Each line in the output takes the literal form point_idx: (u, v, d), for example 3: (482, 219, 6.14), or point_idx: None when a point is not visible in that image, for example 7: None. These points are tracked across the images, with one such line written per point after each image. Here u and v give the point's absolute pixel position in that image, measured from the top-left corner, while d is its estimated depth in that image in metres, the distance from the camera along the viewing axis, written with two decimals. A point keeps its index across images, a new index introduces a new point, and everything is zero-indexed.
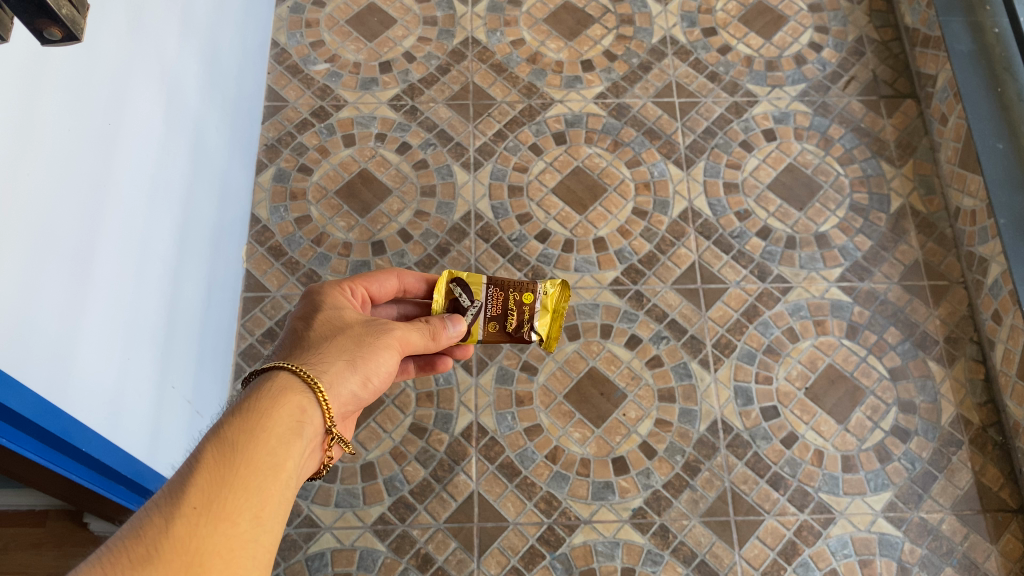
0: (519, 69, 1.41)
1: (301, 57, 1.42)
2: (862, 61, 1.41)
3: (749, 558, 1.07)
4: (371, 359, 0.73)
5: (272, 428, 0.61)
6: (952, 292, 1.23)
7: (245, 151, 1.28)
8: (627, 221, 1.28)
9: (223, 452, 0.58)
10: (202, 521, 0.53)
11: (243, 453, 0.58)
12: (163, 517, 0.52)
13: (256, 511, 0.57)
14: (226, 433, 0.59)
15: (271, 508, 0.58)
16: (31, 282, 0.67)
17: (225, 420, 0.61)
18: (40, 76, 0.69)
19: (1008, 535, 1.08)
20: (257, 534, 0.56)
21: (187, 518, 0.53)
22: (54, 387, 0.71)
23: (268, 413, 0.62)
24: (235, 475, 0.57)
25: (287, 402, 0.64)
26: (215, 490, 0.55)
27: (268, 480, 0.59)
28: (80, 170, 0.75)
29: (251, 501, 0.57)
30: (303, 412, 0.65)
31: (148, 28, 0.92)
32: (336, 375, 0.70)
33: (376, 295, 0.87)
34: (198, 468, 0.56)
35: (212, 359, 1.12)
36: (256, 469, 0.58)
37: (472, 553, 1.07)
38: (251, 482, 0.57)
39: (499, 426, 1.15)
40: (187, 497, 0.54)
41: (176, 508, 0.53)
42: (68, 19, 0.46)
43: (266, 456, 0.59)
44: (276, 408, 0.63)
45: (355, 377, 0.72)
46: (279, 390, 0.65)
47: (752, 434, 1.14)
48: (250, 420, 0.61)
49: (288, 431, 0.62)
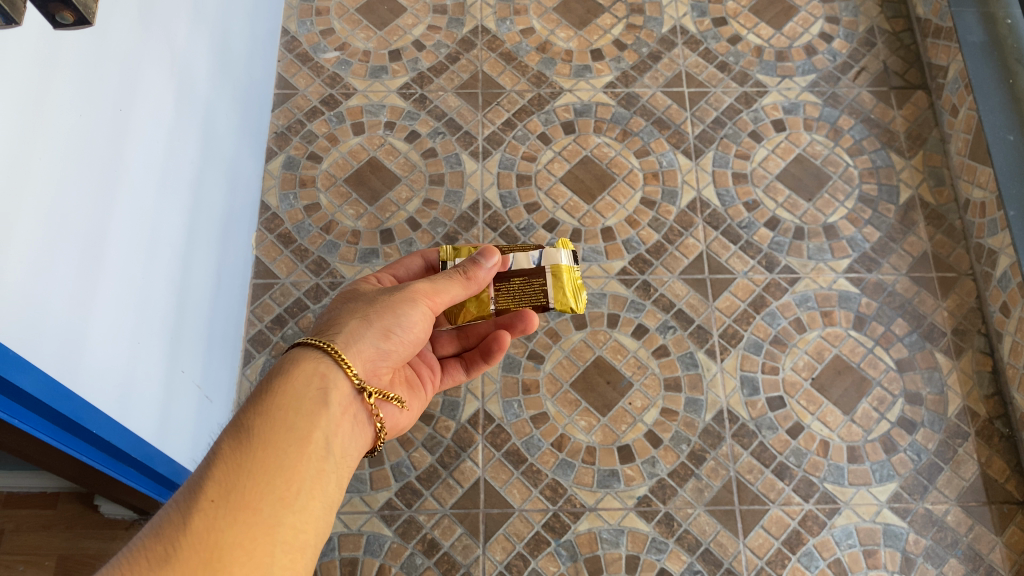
0: (528, 58, 1.41)
1: (312, 45, 1.42)
2: (872, 52, 1.41)
3: (754, 547, 1.08)
4: (389, 311, 0.75)
5: (291, 403, 0.64)
6: (961, 284, 1.23)
7: (255, 138, 1.29)
8: (635, 211, 1.28)
9: (239, 440, 0.60)
10: (220, 513, 0.55)
11: (260, 435, 0.61)
12: (182, 513, 0.55)
13: (279, 495, 0.59)
14: (243, 419, 0.62)
15: (295, 488, 0.60)
16: (42, 264, 0.68)
17: (245, 404, 0.64)
18: (52, 61, 0.69)
19: (1013, 527, 1.08)
20: (283, 516, 0.58)
21: (205, 512, 0.55)
22: (66, 368, 0.72)
23: (286, 388, 0.65)
24: (252, 461, 0.59)
25: (303, 372, 0.67)
26: (233, 479, 0.57)
27: (289, 458, 0.61)
28: (91, 154, 0.76)
29: (273, 485, 0.59)
30: (324, 376, 0.68)
31: (160, 16, 0.93)
32: (352, 332, 0.73)
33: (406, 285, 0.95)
34: (214, 460, 0.58)
35: (222, 343, 1.13)
36: (274, 451, 0.60)
37: (478, 539, 1.08)
38: (271, 464, 0.60)
39: (505, 414, 1.16)
40: (203, 492, 0.56)
41: (192, 504, 0.55)
42: (80, 4, 0.46)
43: (286, 433, 0.62)
44: (292, 382, 0.66)
45: (374, 331, 0.74)
46: (295, 363, 0.68)
47: (757, 424, 1.15)
48: (268, 398, 0.63)
49: (310, 402, 0.65)
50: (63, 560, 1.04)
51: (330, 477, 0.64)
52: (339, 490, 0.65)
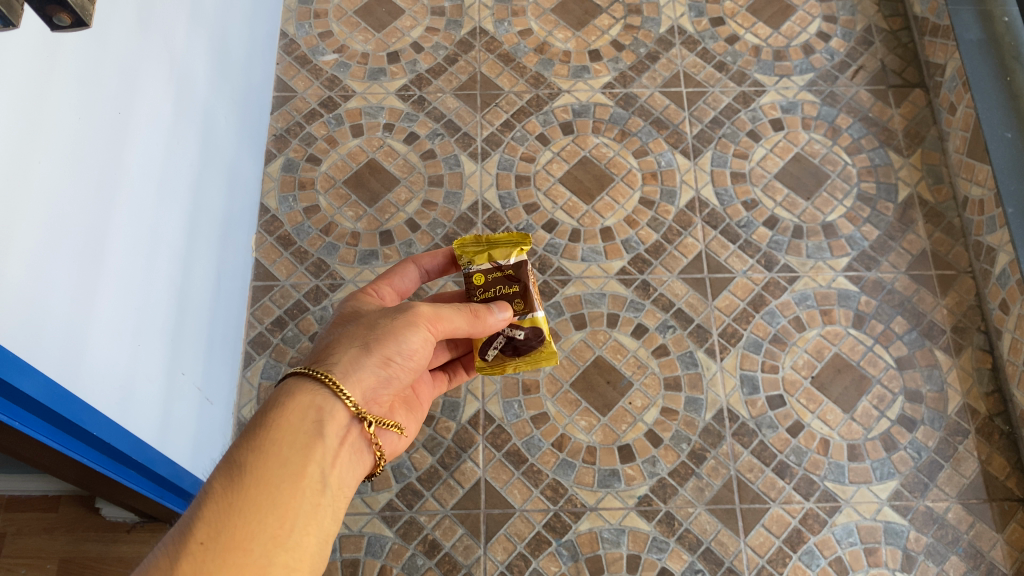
0: (526, 59, 1.41)
1: (310, 48, 1.42)
2: (870, 51, 1.41)
3: (755, 546, 1.08)
4: (389, 338, 0.75)
5: (284, 438, 0.64)
6: (960, 282, 1.23)
7: (254, 141, 1.30)
8: (634, 211, 1.28)
9: (231, 478, 0.60)
10: (209, 555, 0.56)
11: (252, 473, 0.61)
12: (170, 557, 0.55)
13: (271, 533, 0.60)
14: (235, 456, 0.62)
15: (287, 526, 0.61)
16: (42, 264, 0.68)
17: (238, 440, 0.64)
18: (51, 63, 0.70)
19: (1014, 524, 1.08)
20: (275, 556, 0.59)
21: (193, 555, 0.56)
22: (67, 370, 0.72)
23: (281, 423, 0.65)
24: (243, 501, 0.59)
25: (298, 405, 0.67)
26: (223, 521, 0.58)
27: (282, 495, 0.61)
28: (91, 158, 0.76)
29: (265, 524, 0.60)
30: (320, 409, 0.68)
31: (158, 19, 0.93)
32: (349, 363, 0.72)
33: (403, 291, 0.91)
34: (205, 500, 0.59)
35: (223, 346, 1.13)
36: (266, 488, 0.61)
37: (478, 540, 1.08)
38: (263, 502, 0.60)
39: (505, 414, 1.16)
40: (192, 534, 0.56)
41: (182, 547, 0.56)
42: (77, 5, 0.46)
43: (279, 469, 0.62)
44: (287, 414, 0.66)
45: (374, 359, 0.74)
46: (290, 395, 0.68)
47: (757, 422, 1.15)
48: (262, 434, 0.64)
49: (305, 435, 0.65)
50: (66, 564, 1.04)
51: (325, 510, 0.64)
52: (336, 521, 0.66)
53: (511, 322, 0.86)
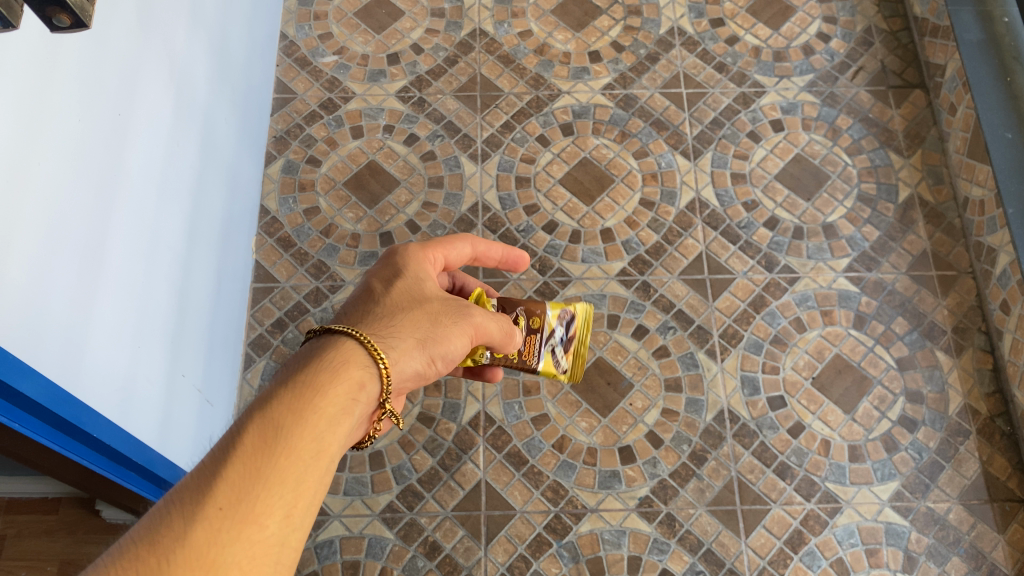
0: (526, 60, 1.41)
1: (310, 50, 1.42)
2: (870, 52, 1.41)
3: (756, 547, 1.07)
4: (442, 340, 0.71)
5: (323, 408, 0.58)
6: (960, 282, 1.23)
7: (254, 143, 1.30)
8: (634, 212, 1.28)
9: (262, 439, 0.55)
10: (225, 525, 0.50)
11: (285, 440, 0.55)
12: (185, 518, 0.49)
13: (289, 513, 0.53)
14: (270, 415, 0.56)
15: (307, 507, 0.55)
16: (42, 267, 0.68)
17: (275, 395, 0.58)
18: (51, 64, 0.70)
19: (1015, 524, 1.08)
20: (288, 540, 0.53)
21: (209, 521, 0.50)
22: (67, 372, 0.72)
23: (324, 391, 0.59)
24: (270, 469, 0.54)
25: (347, 376, 0.62)
26: (247, 488, 0.52)
27: (309, 472, 0.55)
28: (92, 159, 0.76)
29: (285, 501, 0.53)
30: (362, 387, 0.62)
31: (159, 20, 0.93)
32: (403, 354, 0.68)
33: (451, 263, 0.83)
34: (231, 459, 0.53)
35: (223, 348, 1.13)
36: (295, 460, 0.55)
37: (479, 541, 1.08)
38: (290, 475, 0.54)
39: (506, 416, 1.15)
40: (212, 498, 0.51)
41: (198, 509, 0.50)
42: (76, 6, 0.46)
43: (311, 442, 0.56)
44: (334, 383, 0.60)
45: (422, 357, 0.70)
46: (340, 362, 0.62)
47: (758, 423, 1.14)
48: (302, 398, 0.58)
49: (342, 411, 0.60)
50: (65, 566, 1.04)
51: None
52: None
53: (547, 338, 0.93)
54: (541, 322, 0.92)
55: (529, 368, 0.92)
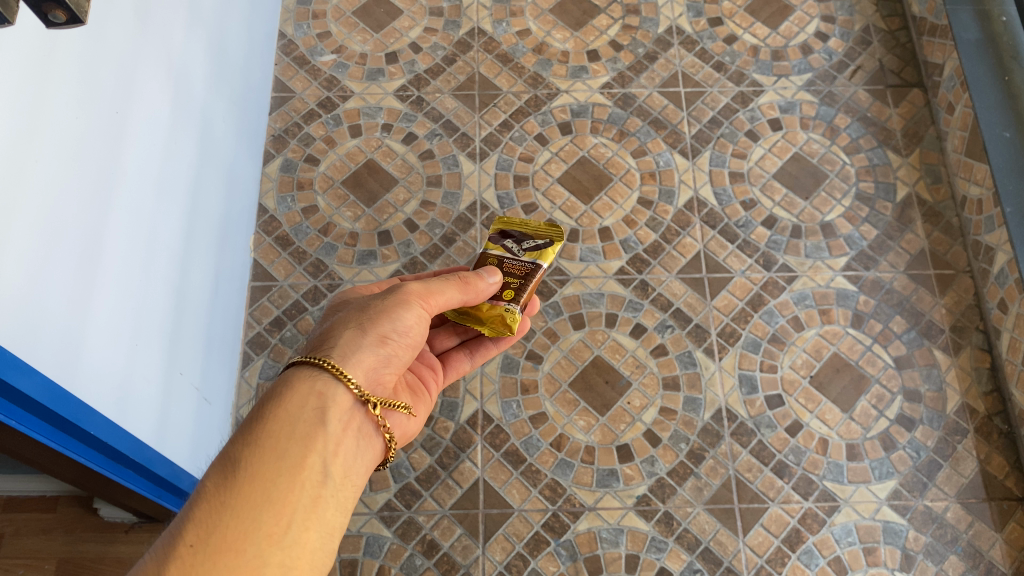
0: (524, 59, 1.41)
1: (308, 49, 1.42)
2: (868, 51, 1.41)
3: (754, 546, 1.07)
4: (384, 316, 0.74)
5: (281, 429, 0.64)
6: (958, 281, 1.23)
7: (253, 142, 1.30)
8: (633, 211, 1.28)
9: (224, 475, 0.60)
10: (199, 558, 0.56)
11: (247, 470, 0.61)
12: (158, 560, 0.55)
13: (266, 532, 0.59)
14: (229, 452, 0.62)
15: (285, 521, 0.61)
16: (39, 262, 0.68)
17: (235, 432, 0.64)
18: (49, 60, 0.70)
19: (1013, 523, 1.08)
20: (269, 556, 0.59)
21: (182, 559, 0.55)
22: (65, 370, 0.72)
23: (282, 413, 0.65)
24: (235, 500, 0.59)
25: (301, 393, 0.67)
26: (213, 522, 0.58)
27: (279, 490, 0.61)
28: (89, 155, 0.76)
29: (260, 522, 0.59)
30: (322, 394, 0.68)
31: (157, 19, 0.94)
32: (347, 346, 0.72)
33: None
34: (196, 500, 0.59)
35: (221, 347, 1.13)
36: (261, 483, 0.61)
37: (477, 540, 1.08)
38: (259, 498, 0.60)
39: (504, 414, 1.16)
40: (181, 538, 0.56)
41: (171, 551, 0.55)
42: (73, 3, 0.47)
43: (276, 462, 0.62)
44: (288, 402, 0.66)
45: (370, 338, 0.73)
46: (292, 384, 0.68)
47: (756, 421, 1.14)
48: (257, 428, 0.64)
49: (306, 424, 0.66)
50: (64, 565, 1.04)
51: (328, 501, 0.64)
52: (338, 513, 0.66)
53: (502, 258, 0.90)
54: (494, 255, 0.91)
55: (536, 270, 0.89)
